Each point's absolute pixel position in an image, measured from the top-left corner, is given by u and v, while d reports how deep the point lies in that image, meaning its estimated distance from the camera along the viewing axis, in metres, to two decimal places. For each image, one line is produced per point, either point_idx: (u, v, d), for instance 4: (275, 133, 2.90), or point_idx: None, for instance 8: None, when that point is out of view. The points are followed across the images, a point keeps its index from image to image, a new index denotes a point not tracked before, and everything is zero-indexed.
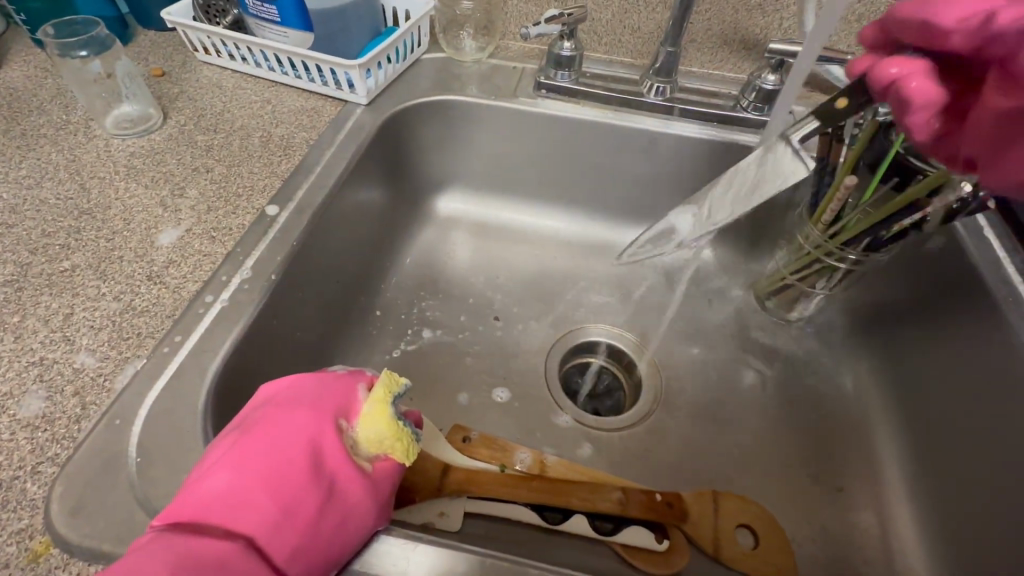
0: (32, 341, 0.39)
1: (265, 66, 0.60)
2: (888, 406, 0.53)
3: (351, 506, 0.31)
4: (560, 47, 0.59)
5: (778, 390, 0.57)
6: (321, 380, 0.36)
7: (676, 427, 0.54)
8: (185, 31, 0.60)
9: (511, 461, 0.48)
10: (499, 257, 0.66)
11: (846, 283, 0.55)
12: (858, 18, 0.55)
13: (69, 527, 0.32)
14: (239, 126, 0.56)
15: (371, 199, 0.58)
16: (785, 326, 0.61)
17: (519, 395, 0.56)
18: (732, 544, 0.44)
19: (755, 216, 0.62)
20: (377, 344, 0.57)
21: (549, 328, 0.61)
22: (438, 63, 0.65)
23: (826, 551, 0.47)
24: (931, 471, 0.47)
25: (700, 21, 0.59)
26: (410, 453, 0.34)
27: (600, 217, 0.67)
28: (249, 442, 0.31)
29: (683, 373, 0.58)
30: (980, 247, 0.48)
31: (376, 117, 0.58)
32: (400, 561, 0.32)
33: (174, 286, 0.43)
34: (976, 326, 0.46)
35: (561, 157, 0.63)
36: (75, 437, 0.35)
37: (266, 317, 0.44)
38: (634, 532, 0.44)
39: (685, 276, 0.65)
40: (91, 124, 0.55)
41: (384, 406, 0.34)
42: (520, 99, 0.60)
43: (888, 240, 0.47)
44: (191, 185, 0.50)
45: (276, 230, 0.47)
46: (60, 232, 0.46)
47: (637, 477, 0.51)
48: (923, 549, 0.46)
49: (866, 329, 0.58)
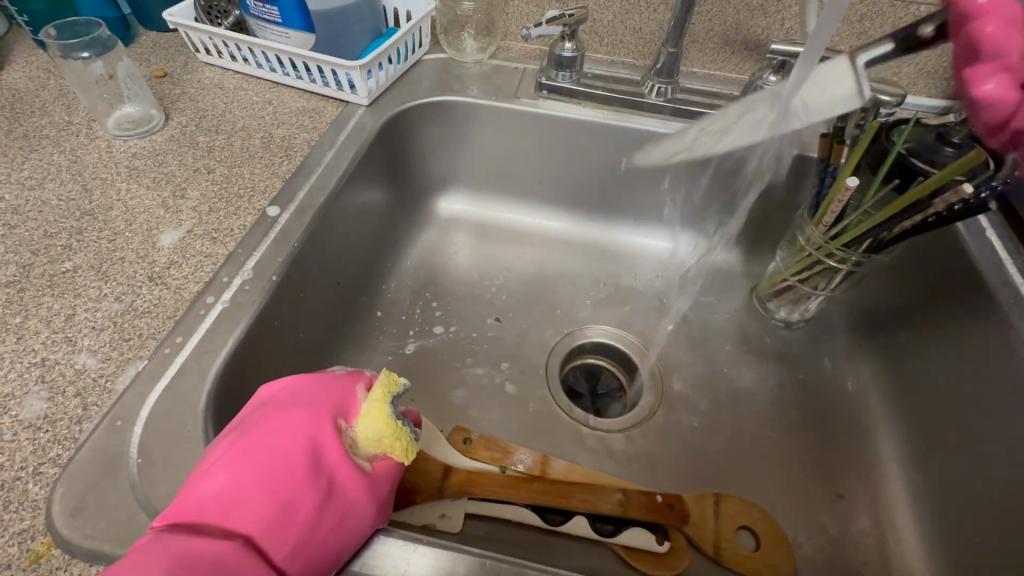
0: (34, 342, 0.39)
1: (266, 66, 0.60)
2: (889, 408, 0.53)
3: (350, 504, 0.31)
4: (561, 48, 0.58)
5: (779, 393, 0.56)
6: (320, 381, 0.36)
7: (677, 429, 0.54)
8: (187, 32, 0.60)
9: (510, 463, 0.48)
10: (500, 257, 0.66)
11: (848, 284, 0.54)
12: (860, 18, 0.55)
13: (70, 528, 0.32)
14: (240, 127, 0.56)
15: (372, 201, 0.58)
16: (787, 328, 0.61)
17: (520, 396, 0.56)
18: (732, 545, 0.44)
19: (755, 218, 0.62)
20: (377, 346, 0.57)
21: (550, 330, 0.61)
22: (439, 64, 0.65)
23: (826, 553, 0.47)
24: (932, 472, 0.47)
25: (702, 22, 0.59)
26: (409, 452, 0.33)
27: (600, 218, 0.67)
28: (249, 442, 0.31)
29: (683, 374, 0.58)
30: (982, 247, 0.48)
31: (377, 118, 0.58)
32: (401, 563, 0.32)
33: (175, 287, 0.43)
34: (979, 328, 0.46)
35: (562, 157, 0.63)
36: (77, 438, 0.35)
37: (267, 317, 0.44)
38: (634, 534, 0.44)
39: (688, 277, 0.65)
40: (93, 126, 0.55)
41: (382, 405, 0.33)
42: (521, 100, 0.60)
43: (891, 241, 0.47)
44: (192, 186, 0.50)
45: (277, 232, 0.47)
46: (62, 233, 0.46)
47: (638, 479, 0.51)
48: (923, 551, 0.46)
49: (868, 331, 0.57)
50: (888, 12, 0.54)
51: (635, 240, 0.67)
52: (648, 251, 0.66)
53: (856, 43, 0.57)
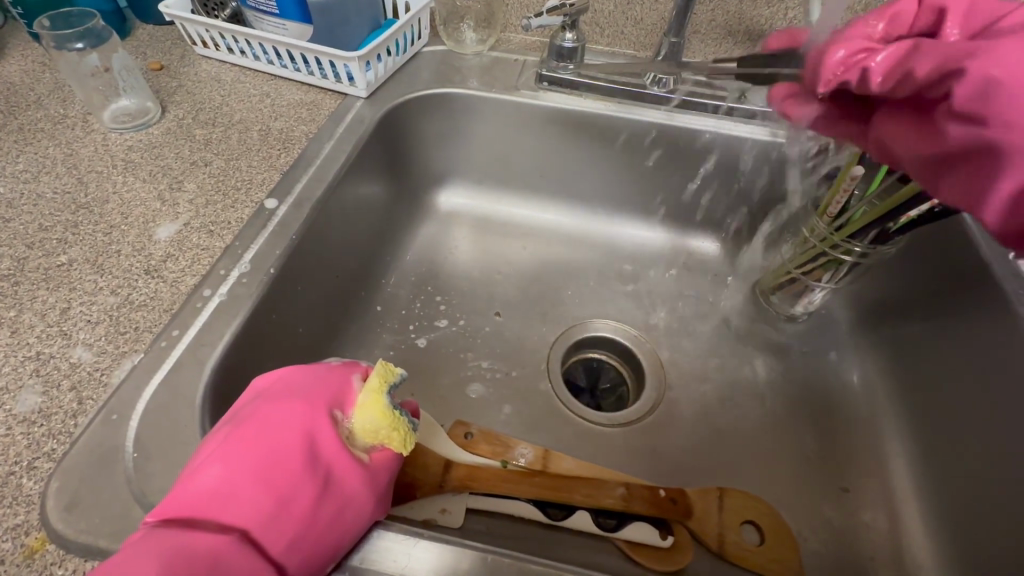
0: (28, 337, 0.39)
1: (264, 59, 0.59)
2: (894, 402, 0.52)
3: (347, 497, 0.30)
4: (562, 39, 0.58)
5: (782, 387, 0.56)
6: (315, 372, 0.35)
7: (680, 423, 0.54)
8: (184, 25, 0.59)
9: (512, 457, 0.48)
10: (500, 251, 0.65)
11: (852, 277, 0.54)
12: (864, 8, 0.54)
13: (64, 523, 0.31)
14: (238, 120, 0.55)
15: (371, 194, 0.58)
16: (790, 321, 0.60)
17: (521, 392, 0.55)
18: (736, 540, 0.44)
19: (758, 211, 0.61)
20: (378, 340, 0.57)
21: (552, 323, 0.60)
22: (438, 56, 0.64)
23: (831, 547, 0.47)
24: (938, 466, 0.47)
25: (705, 13, 0.58)
26: (407, 443, 0.33)
27: (601, 211, 0.66)
28: (245, 433, 0.30)
29: (686, 368, 0.58)
30: (989, 239, 0.48)
31: (376, 111, 0.57)
32: (401, 558, 0.32)
33: (171, 280, 0.42)
34: (986, 320, 0.45)
35: (564, 151, 0.62)
36: (72, 432, 0.35)
37: (264, 309, 0.43)
38: (637, 528, 0.43)
39: (690, 270, 0.64)
40: (89, 119, 0.55)
41: (379, 395, 0.33)
42: (521, 92, 0.60)
43: (895, 233, 0.46)
44: (189, 179, 0.49)
45: (274, 224, 0.46)
46: (57, 226, 0.46)
47: (640, 473, 0.50)
48: (931, 547, 0.45)
49: (873, 324, 0.57)
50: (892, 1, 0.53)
51: (638, 233, 0.66)
52: (650, 244, 0.66)
53: None
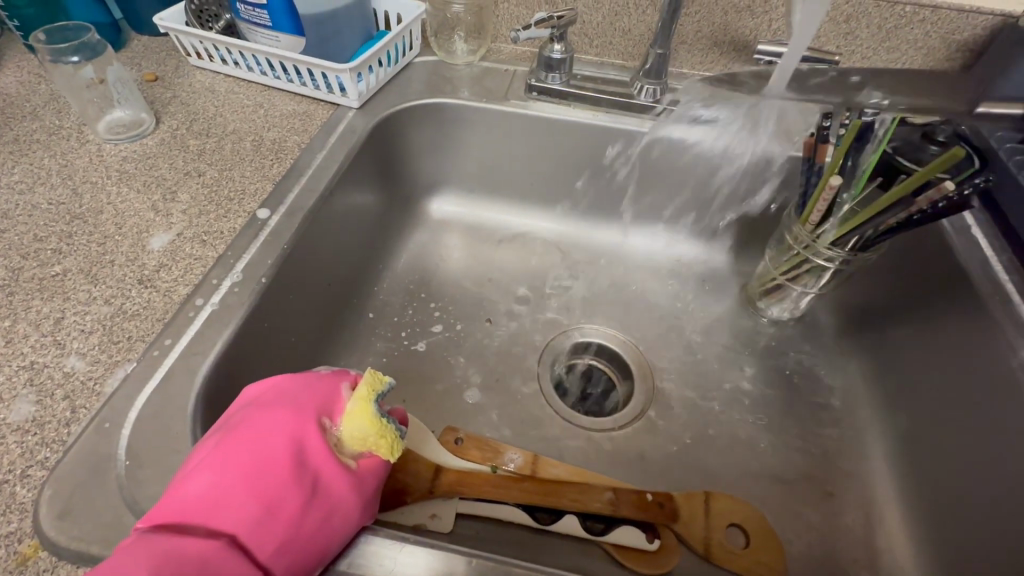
0: (23, 346, 0.39)
1: (257, 70, 0.60)
2: (879, 406, 0.53)
3: (334, 504, 0.31)
4: (550, 50, 0.59)
5: (769, 391, 0.57)
6: (305, 380, 0.35)
7: (668, 427, 0.54)
8: (178, 36, 0.60)
9: (501, 462, 0.47)
10: (491, 258, 0.66)
11: (835, 283, 0.55)
12: (847, 19, 0.55)
13: (57, 530, 0.32)
14: (231, 131, 0.56)
15: (363, 203, 0.58)
16: (777, 326, 0.61)
17: (512, 398, 0.56)
18: (722, 543, 0.44)
19: (746, 218, 0.62)
20: (369, 347, 0.57)
21: (542, 329, 0.61)
22: (429, 66, 0.65)
23: (817, 550, 0.47)
24: (922, 469, 0.47)
25: (690, 24, 0.59)
26: (394, 451, 0.33)
27: (590, 217, 0.67)
28: (235, 441, 0.31)
29: (674, 373, 0.58)
30: (969, 246, 0.48)
31: (368, 121, 0.58)
32: (387, 562, 0.33)
33: (164, 290, 0.43)
34: (965, 326, 0.46)
35: (554, 160, 0.63)
36: (65, 441, 0.35)
37: (257, 318, 0.44)
38: (624, 531, 0.44)
39: (679, 276, 0.65)
40: (84, 130, 0.55)
41: (367, 403, 0.33)
42: (511, 102, 0.61)
43: (875, 239, 0.47)
44: (182, 189, 0.50)
45: (266, 234, 0.47)
46: (52, 236, 0.46)
47: (628, 477, 0.51)
48: (914, 549, 0.46)
49: (857, 329, 0.57)
50: (874, 11, 0.54)
51: (627, 241, 0.67)
52: (638, 252, 0.67)
53: (844, 43, 0.57)
